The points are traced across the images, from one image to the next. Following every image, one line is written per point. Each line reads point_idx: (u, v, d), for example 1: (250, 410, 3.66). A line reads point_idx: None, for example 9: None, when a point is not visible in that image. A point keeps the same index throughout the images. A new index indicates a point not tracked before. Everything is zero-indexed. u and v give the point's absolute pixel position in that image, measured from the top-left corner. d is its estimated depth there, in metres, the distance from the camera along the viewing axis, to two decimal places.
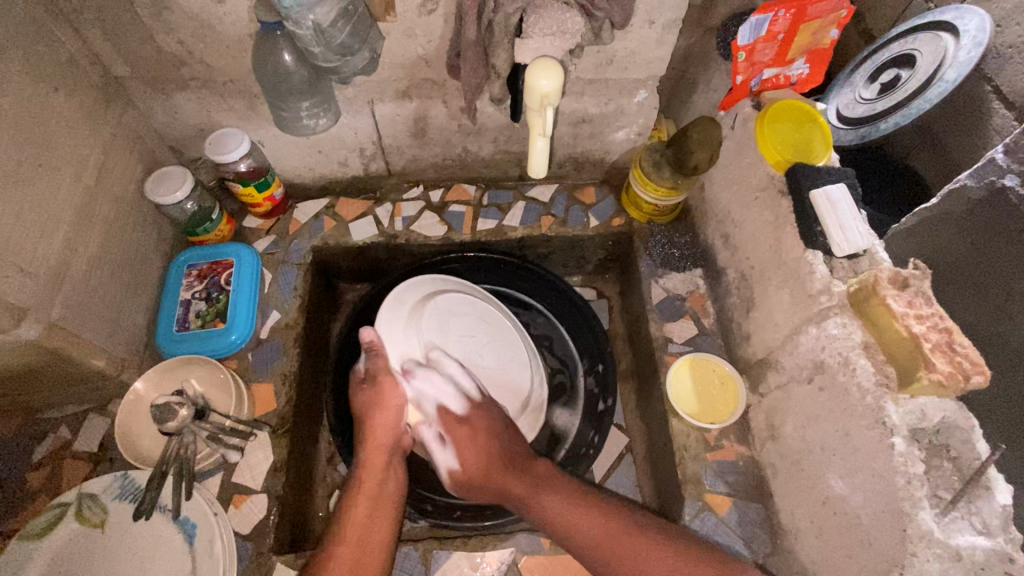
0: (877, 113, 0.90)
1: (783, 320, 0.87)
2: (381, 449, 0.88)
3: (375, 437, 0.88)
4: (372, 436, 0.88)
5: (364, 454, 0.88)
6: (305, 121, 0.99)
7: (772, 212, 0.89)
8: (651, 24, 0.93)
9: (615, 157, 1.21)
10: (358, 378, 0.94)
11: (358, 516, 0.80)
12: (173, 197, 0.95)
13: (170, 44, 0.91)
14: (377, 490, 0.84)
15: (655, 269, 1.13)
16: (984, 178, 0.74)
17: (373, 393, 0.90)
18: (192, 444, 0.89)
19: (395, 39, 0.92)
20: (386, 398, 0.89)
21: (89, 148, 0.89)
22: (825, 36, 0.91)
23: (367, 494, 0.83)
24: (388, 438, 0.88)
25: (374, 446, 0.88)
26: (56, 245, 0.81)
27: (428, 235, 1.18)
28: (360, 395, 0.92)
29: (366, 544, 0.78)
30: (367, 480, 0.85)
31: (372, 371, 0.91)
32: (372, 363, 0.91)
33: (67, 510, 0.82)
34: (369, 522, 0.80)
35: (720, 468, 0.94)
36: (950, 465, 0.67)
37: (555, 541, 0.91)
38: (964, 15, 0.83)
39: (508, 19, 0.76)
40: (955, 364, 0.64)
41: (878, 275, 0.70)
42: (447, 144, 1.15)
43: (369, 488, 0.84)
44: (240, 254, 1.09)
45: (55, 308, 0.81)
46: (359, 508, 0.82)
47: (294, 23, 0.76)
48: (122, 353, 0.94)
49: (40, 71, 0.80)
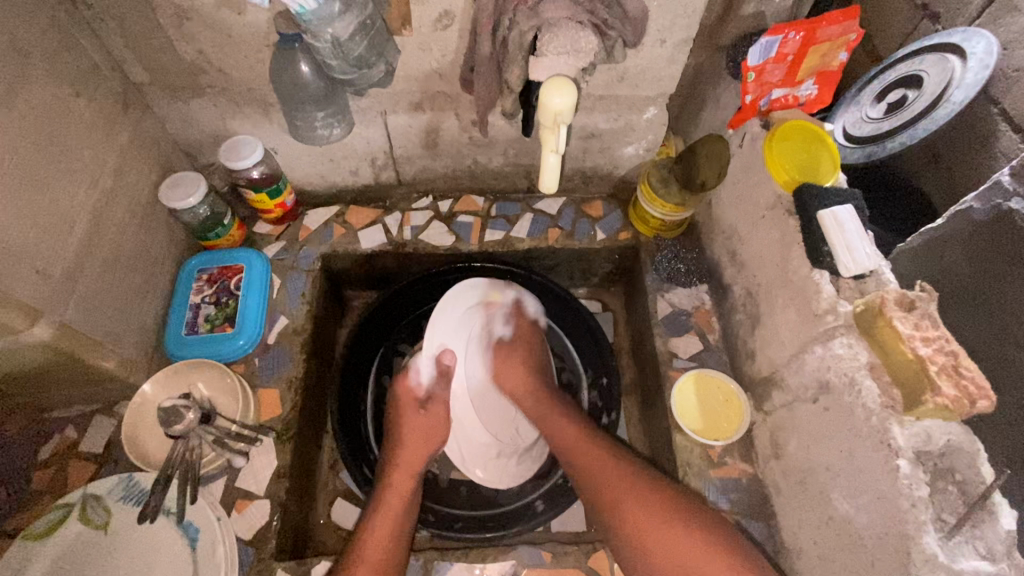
0: (883, 132, 0.91)
1: (788, 339, 0.88)
2: (408, 471, 0.93)
3: (408, 461, 0.94)
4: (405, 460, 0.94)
5: (394, 475, 0.92)
6: (319, 130, 1.01)
7: (780, 231, 0.90)
8: (662, 43, 0.94)
9: (623, 172, 1.23)
10: (414, 396, 1.00)
11: (382, 526, 0.84)
12: (187, 202, 0.97)
13: (190, 54, 0.93)
14: (403, 505, 0.88)
15: (660, 284, 1.13)
16: (989, 201, 0.75)
17: (426, 416, 0.98)
18: (198, 448, 0.89)
19: (410, 52, 0.93)
20: (435, 427, 0.98)
21: (107, 153, 0.90)
22: (834, 58, 0.92)
23: (392, 506, 0.88)
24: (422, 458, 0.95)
25: (403, 468, 0.93)
26: (71, 248, 0.82)
27: (436, 245, 1.19)
28: (411, 417, 0.98)
29: (388, 560, 0.81)
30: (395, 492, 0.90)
31: (434, 394, 1.00)
32: (439, 384, 1.01)
33: (71, 511, 0.82)
34: (390, 541, 0.83)
35: (723, 485, 0.93)
36: (955, 489, 0.67)
37: (556, 554, 0.90)
38: (971, 37, 0.83)
39: (522, 37, 0.77)
40: (961, 388, 0.64)
41: (884, 297, 0.71)
42: (458, 155, 1.16)
43: (391, 503, 0.88)
44: (250, 260, 1.10)
45: (68, 310, 0.81)
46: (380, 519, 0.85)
47: (313, 35, 0.77)
48: (131, 355, 0.95)
49: (63, 76, 0.82)
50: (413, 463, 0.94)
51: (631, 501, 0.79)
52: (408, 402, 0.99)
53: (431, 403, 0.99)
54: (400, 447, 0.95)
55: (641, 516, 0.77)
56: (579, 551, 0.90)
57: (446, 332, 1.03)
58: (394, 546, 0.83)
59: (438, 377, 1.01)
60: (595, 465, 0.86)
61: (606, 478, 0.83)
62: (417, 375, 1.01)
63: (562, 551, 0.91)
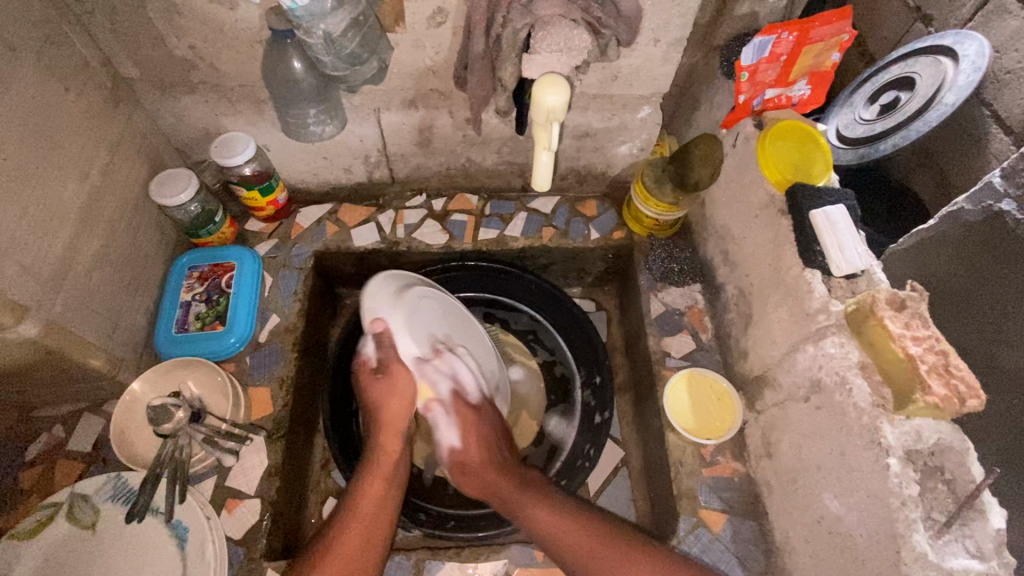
0: (876, 134, 0.91)
1: (780, 338, 0.88)
2: (395, 433, 0.90)
3: (391, 424, 0.89)
4: (390, 423, 0.89)
5: (382, 437, 0.90)
6: (312, 128, 1.01)
7: (773, 230, 0.90)
8: (656, 42, 0.95)
9: (617, 172, 1.23)
10: (367, 366, 0.90)
11: (370, 492, 0.86)
12: (177, 199, 0.96)
13: (180, 49, 0.92)
14: (390, 473, 0.89)
15: (654, 283, 1.13)
16: (980, 202, 0.75)
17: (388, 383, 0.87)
18: (187, 447, 0.89)
19: (403, 49, 0.93)
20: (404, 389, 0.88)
21: (96, 149, 0.89)
22: (827, 58, 0.92)
23: (382, 474, 0.88)
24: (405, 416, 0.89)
25: (391, 431, 0.90)
26: (58, 245, 0.81)
27: (429, 243, 1.18)
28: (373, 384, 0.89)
29: (376, 522, 0.83)
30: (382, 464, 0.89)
31: (384, 360, 0.88)
32: (383, 353, 0.87)
33: (58, 511, 0.81)
34: (380, 503, 0.86)
35: (715, 484, 0.94)
36: (945, 488, 0.67)
37: (548, 553, 0.90)
38: (963, 40, 0.83)
39: (515, 35, 0.76)
40: (951, 387, 0.65)
41: (875, 297, 0.71)
42: (452, 153, 1.16)
43: (383, 468, 0.89)
44: (242, 257, 1.09)
45: (56, 308, 0.81)
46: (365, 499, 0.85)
47: (305, 31, 0.77)
48: (120, 353, 0.94)
49: (51, 71, 0.81)
50: (397, 426, 0.89)
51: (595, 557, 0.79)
52: (364, 376, 0.90)
53: (387, 370, 0.88)
54: (377, 412, 0.89)
55: (609, 563, 0.78)
56: None
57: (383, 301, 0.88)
58: (377, 509, 0.85)
59: (381, 348, 0.87)
60: (542, 515, 0.86)
61: (567, 532, 0.82)
62: (364, 347, 0.91)
63: None
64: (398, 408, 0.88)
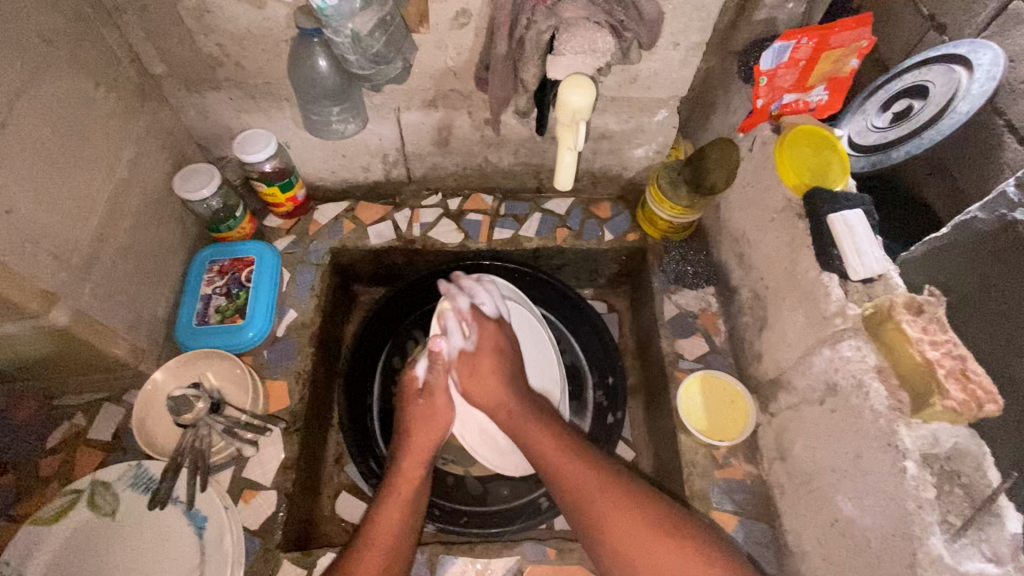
0: (889, 141, 0.91)
1: (796, 341, 0.88)
2: (418, 462, 0.91)
3: (415, 452, 0.92)
4: (413, 449, 0.93)
5: (404, 462, 0.91)
6: (335, 125, 1.02)
7: (789, 234, 0.91)
8: (676, 46, 0.96)
9: (632, 174, 1.23)
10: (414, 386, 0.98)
11: (391, 511, 0.84)
12: (200, 194, 0.97)
13: (208, 46, 0.94)
14: (410, 494, 0.87)
15: (667, 285, 1.14)
16: (993, 211, 0.75)
17: (426, 405, 0.96)
18: (207, 437, 0.90)
19: (426, 49, 0.94)
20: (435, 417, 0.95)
21: (124, 143, 0.91)
22: (845, 65, 0.92)
23: (403, 496, 0.86)
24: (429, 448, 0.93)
25: (415, 456, 0.92)
26: (87, 235, 0.83)
27: (445, 242, 1.19)
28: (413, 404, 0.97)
29: (399, 547, 0.81)
30: (402, 482, 0.89)
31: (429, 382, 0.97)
32: (433, 373, 0.97)
33: (80, 497, 0.83)
34: (400, 526, 0.83)
35: (727, 486, 0.94)
36: (962, 492, 0.67)
37: (560, 551, 0.91)
38: (977, 49, 0.82)
39: (540, 36, 0.77)
40: (969, 391, 0.65)
41: (893, 301, 0.72)
42: (469, 153, 1.17)
43: (404, 490, 0.87)
44: (262, 252, 1.11)
45: (83, 298, 0.82)
46: (390, 508, 0.84)
47: (333, 30, 0.78)
48: (142, 343, 0.95)
49: (83, 65, 0.83)
50: (422, 452, 0.92)
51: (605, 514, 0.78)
52: (409, 392, 0.98)
53: (428, 392, 0.97)
54: (410, 435, 0.94)
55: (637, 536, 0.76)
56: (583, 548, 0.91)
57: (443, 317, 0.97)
58: (399, 534, 0.82)
59: (431, 367, 0.97)
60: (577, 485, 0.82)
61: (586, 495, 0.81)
62: (416, 366, 1.00)
63: (566, 548, 0.91)
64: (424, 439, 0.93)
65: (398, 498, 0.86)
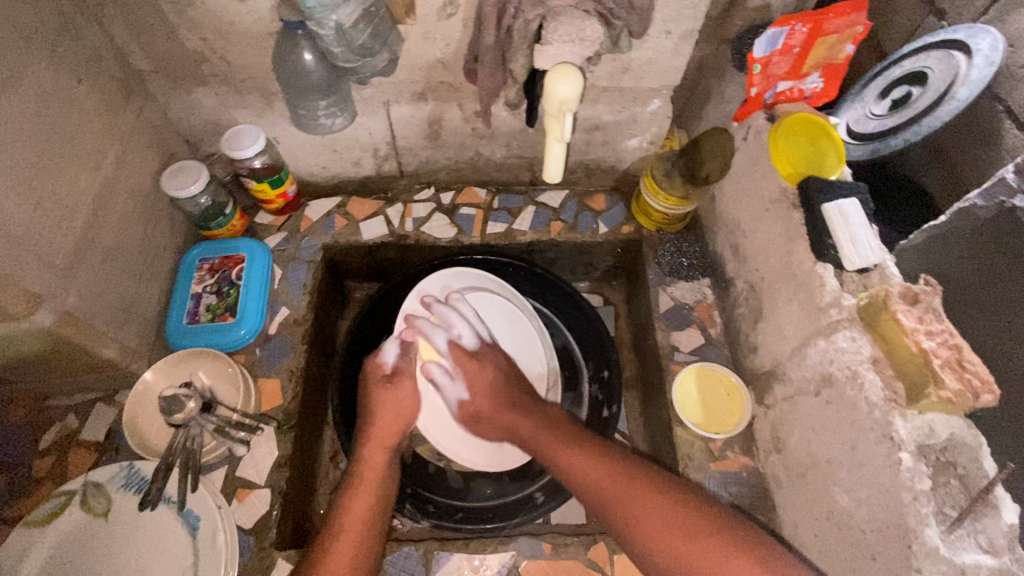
0: (886, 129, 0.89)
1: (791, 333, 0.87)
2: (381, 446, 0.92)
3: (379, 436, 0.93)
4: (376, 436, 0.93)
5: (366, 450, 0.92)
6: (322, 120, 1.01)
7: (784, 225, 0.89)
8: (668, 34, 0.94)
9: (626, 165, 1.22)
10: (381, 371, 0.99)
11: (357, 504, 0.84)
12: (188, 191, 0.96)
13: (192, 41, 0.92)
14: (375, 484, 0.88)
15: (663, 277, 1.13)
16: (993, 197, 0.72)
17: (393, 390, 0.97)
18: (199, 437, 0.89)
19: (414, 41, 0.93)
20: (404, 405, 0.96)
21: (108, 140, 0.90)
22: (841, 50, 0.90)
23: (368, 485, 0.87)
24: (396, 429, 0.94)
25: (376, 443, 0.93)
26: (73, 234, 0.82)
27: (437, 237, 1.18)
28: (381, 391, 0.97)
29: (363, 535, 0.81)
30: (367, 473, 0.89)
31: (400, 369, 0.99)
32: (405, 361, 1.00)
33: (72, 499, 0.82)
34: (366, 517, 0.83)
35: (724, 478, 0.94)
36: (957, 482, 0.66)
37: (556, 545, 0.91)
38: (977, 34, 0.80)
39: (527, 26, 0.76)
40: (965, 381, 0.64)
41: (888, 291, 0.71)
42: (460, 147, 1.16)
43: (369, 479, 0.88)
44: (252, 249, 1.09)
45: (70, 298, 0.81)
46: (356, 500, 0.85)
47: (317, 22, 0.77)
48: (133, 343, 0.94)
49: (65, 62, 0.81)
50: (384, 438, 0.93)
51: (623, 494, 0.77)
52: (375, 379, 0.98)
53: (397, 378, 0.98)
54: (372, 420, 0.95)
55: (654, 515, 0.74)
56: (578, 543, 0.91)
57: (419, 311, 1.05)
58: (365, 530, 0.82)
59: (404, 355, 1.00)
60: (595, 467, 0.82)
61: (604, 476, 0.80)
62: (383, 353, 1.00)
63: (562, 543, 0.91)
64: (389, 420, 0.95)
65: (362, 490, 0.87)
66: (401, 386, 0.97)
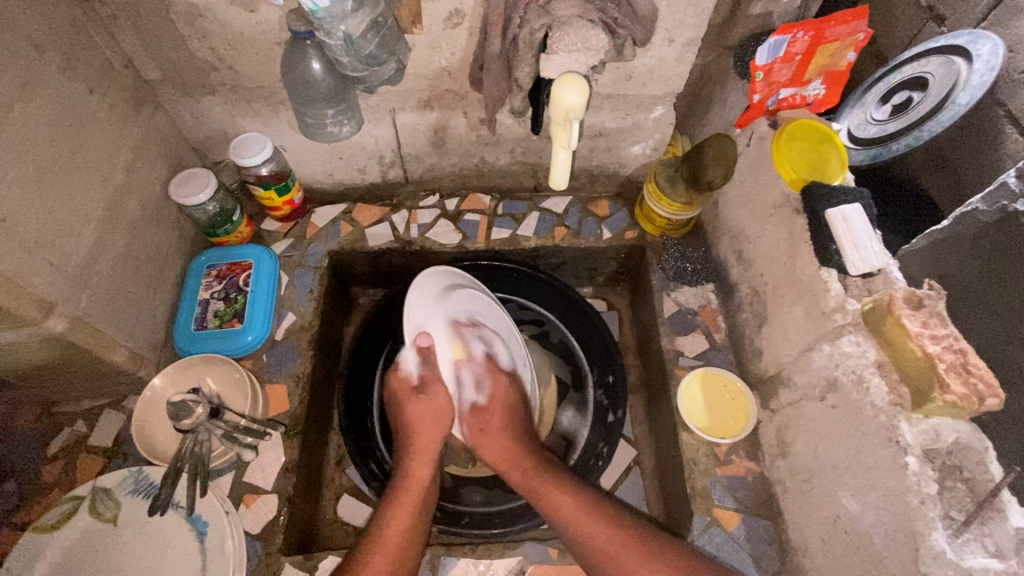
0: (887, 134, 0.89)
1: (796, 337, 0.88)
2: (427, 459, 0.94)
3: (421, 450, 0.93)
4: (421, 447, 0.94)
5: (412, 462, 0.93)
6: (330, 128, 1.02)
7: (787, 230, 0.90)
8: (671, 42, 0.96)
9: (630, 171, 1.23)
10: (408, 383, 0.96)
11: (401, 513, 0.87)
12: (196, 199, 0.97)
13: (201, 51, 0.94)
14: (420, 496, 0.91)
15: (667, 282, 1.13)
16: (995, 202, 0.73)
17: (427, 400, 0.94)
18: (207, 442, 0.90)
19: (420, 50, 0.94)
20: (440, 408, 0.94)
21: (119, 149, 0.91)
22: (843, 58, 0.90)
23: (410, 500, 0.89)
24: (438, 440, 0.94)
25: (420, 456, 0.94)
26: (86, 241, 0.83)
27: (443, 243, 1.19)
28: (414, 402, 0.95)
29: (404, 551, 0.83)
30: (413, 484, 0.91)
31: (426, 378, 0.95)
32: (427, 368, 0.95)
33: (81, 504, 0.83)
34: (407, 528, 0.85)
35: (729, 483, 0.94)
36: (964, 487, 0.67)
37: (562, 551, 0.90)
38: (977, 39, 0.81)
39: (532, 35, 0.77)
40: (970, 386, 0.65)
41: (892, 295, 0.71)
42: (465, 154, 1.17)
43: (410, 497, 0.90)
44: (260, 256, 1.10)
45: (81, 305, 0.82)
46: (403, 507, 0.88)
47: (325, 32, 0.78)
48: (141, 349, 0.95)
49: (78, 73, 0.83)
50: (428, 451, 0.93)
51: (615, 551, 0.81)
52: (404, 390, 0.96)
53: (427, 387, 0.95)
54: (412, 430, 0.94)
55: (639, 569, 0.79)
56: None
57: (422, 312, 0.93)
58: (410, 540, 0.85)
59: (425, 362, 0.94)
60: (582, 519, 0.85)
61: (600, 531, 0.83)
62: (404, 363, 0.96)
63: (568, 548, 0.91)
64: (431, 431, 0.94)
65: (405, 502, 0.89)
66: (433, 393, 0.94)
